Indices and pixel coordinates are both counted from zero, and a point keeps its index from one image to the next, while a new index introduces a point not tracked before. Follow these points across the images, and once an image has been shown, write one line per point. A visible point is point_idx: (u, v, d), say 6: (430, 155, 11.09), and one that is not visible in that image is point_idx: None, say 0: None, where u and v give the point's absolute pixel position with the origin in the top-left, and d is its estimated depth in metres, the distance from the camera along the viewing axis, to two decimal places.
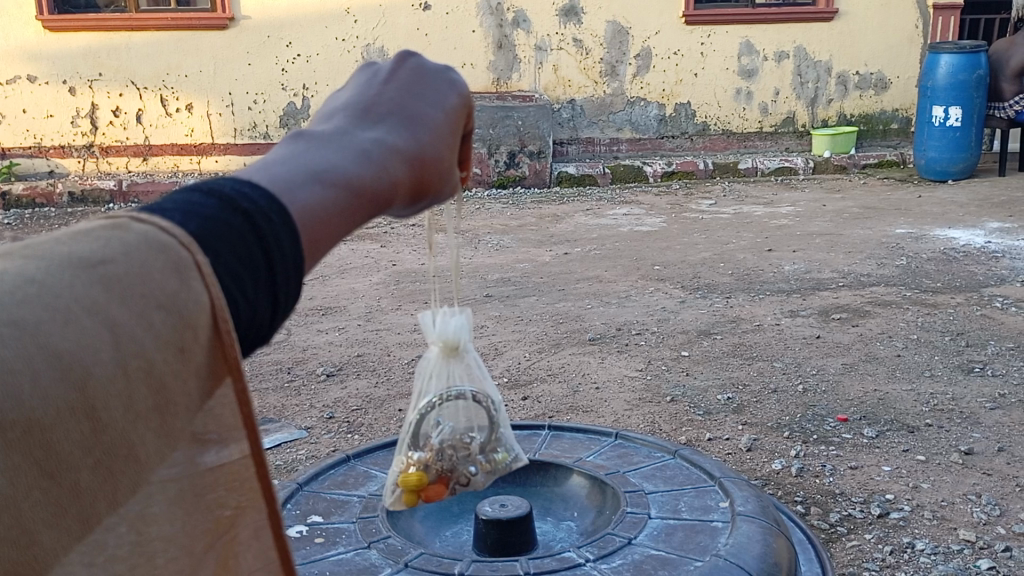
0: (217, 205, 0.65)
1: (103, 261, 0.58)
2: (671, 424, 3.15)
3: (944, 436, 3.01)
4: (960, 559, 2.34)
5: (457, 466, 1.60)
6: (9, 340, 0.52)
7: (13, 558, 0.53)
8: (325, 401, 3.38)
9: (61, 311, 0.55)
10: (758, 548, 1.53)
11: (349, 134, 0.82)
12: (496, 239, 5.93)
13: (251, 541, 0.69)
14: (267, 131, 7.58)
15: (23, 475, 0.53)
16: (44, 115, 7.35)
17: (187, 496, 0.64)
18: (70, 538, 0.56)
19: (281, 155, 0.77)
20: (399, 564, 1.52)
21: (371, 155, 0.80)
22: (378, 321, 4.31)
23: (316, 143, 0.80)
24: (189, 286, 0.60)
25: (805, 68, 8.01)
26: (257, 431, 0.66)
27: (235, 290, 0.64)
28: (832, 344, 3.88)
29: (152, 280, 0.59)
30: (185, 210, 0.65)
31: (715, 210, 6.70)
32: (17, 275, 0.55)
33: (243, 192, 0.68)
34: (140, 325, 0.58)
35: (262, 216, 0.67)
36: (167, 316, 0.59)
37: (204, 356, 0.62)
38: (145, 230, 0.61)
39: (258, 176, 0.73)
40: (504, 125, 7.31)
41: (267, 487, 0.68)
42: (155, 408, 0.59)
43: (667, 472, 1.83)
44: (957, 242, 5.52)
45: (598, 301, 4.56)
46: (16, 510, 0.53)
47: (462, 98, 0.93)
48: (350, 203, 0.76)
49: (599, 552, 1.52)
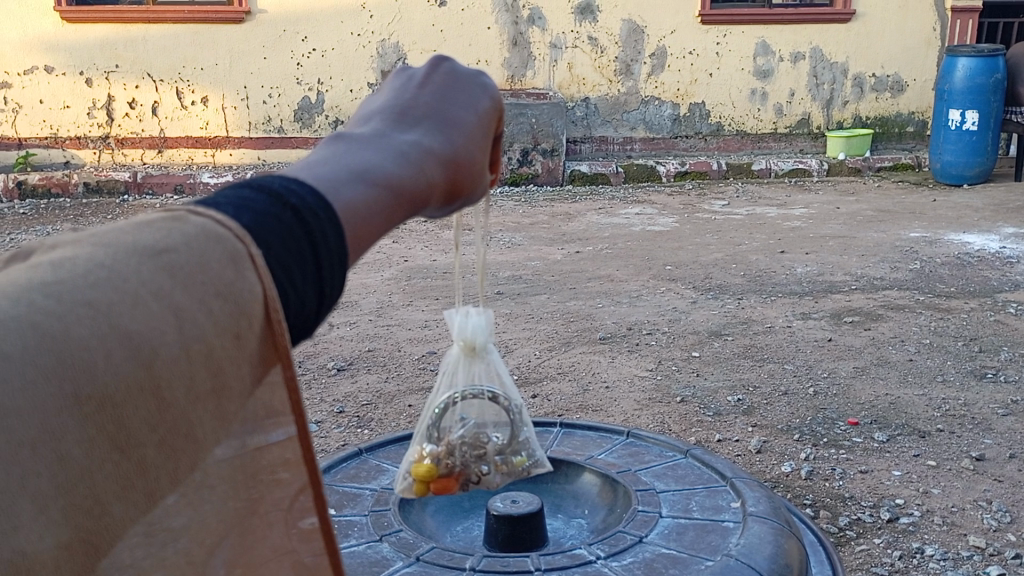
0: (268, 200, 0.67)
1: (165, 249, 0.60)
2: (681, 424, 3.14)
3: (956, 441, 3.00)
4: (970, 566, 2.33)
5: (470, 463, 1.64)
6: (85, 318, 0.54)
7: (88, 526, 0.55)
8: (335, 396, 3.40)
9: (130, 293, 0.56)
10: (769, 549, 1.53)
11: (386, 136, 0.83)
12: (508, 237, 5.93)
13: (279, 529, 0.69)
14: (281, 125, 7.60)
15: (96, 448, 0.54)
16: (61, 106, 7.40)
17: (231, 479, 0.65)
18: (136, 513, 0.57)
19: (323, 156, 0.78)
20: (411, 558, 1.52)
21: (409, 157, 0.81)
22: (389, 316, 4.33)
23: (355, 144, 0.81)
24: (243, 275, 0.61)
25: (821, 69, 7.99)
26: (304, 418, 0.67)
27: (286, 281, 0.65)
28: (844, 347, 3.86)
29: (211, 270, 0.60)
30: (238, 204, 0.66)
31: (728, 211, 6.68)
32: (88, 261, 0.57)
33: (291, 189, 0.69)
34: (201, 311, 0.59)
35: (309, 211, 0.68)
36: (225, 304, 0.60)
37: (257, 344, 0.62)
38: (204, 223, 0.62)
39: (302, 174, 0.74)
40: (518, 122, 7.32)
41: (313, 471, 0.69)
42: (213, 391, 0.60)
43: (679, 471, 1.83)
44: (972, 247, 5.49)
45: (609, 300, 4.55)
46: (92, 482, 0.54)
47: (494, 100, 0.94)
48: (391, 202, 0.77)
49: (610, 550, 1.52)
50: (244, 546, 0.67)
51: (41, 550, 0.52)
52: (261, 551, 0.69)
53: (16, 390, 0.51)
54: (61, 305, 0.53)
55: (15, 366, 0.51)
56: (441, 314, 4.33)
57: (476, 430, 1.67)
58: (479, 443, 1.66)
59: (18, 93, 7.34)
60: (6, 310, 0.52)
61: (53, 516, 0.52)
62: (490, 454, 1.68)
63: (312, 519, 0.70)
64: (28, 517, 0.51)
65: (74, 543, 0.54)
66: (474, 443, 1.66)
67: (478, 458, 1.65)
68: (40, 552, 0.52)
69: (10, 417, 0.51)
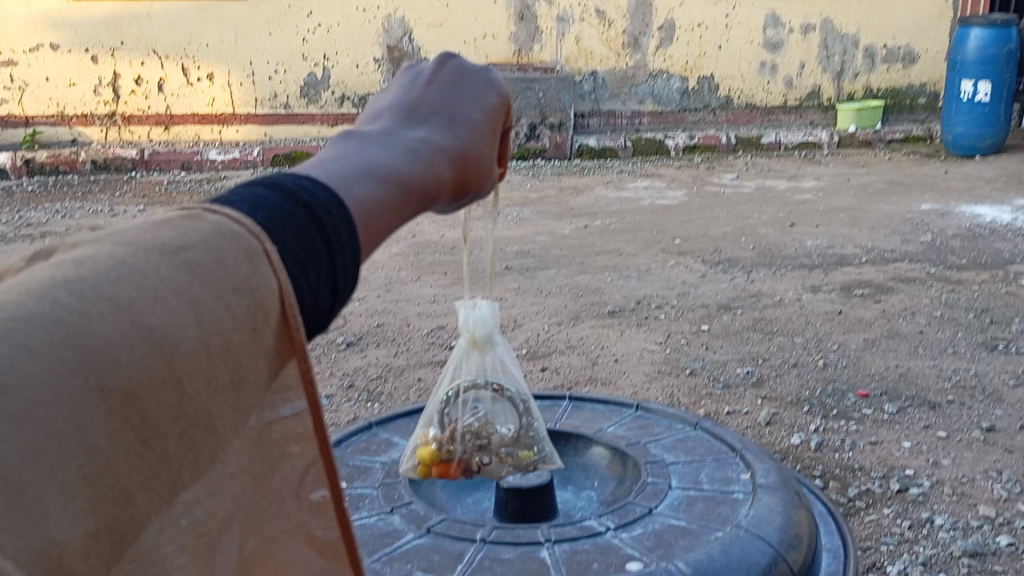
0: (281, 197, 0.67)
1: (183, 248, 0.60)
2: (690, 397, 3.14)
3: (966, 412, 2.99)
4: (980, 535, 2.33)
5: (472, 453, 1.65)
6: (107, 315, 0.53)
7: (115, 517, 0.52)
8: (345, 370, 3.41)
9: (150, 290, 0.56)
10: (779, 520, 1.53)
11: (395, 133, 0.83)
12: (516, 212, 5.90)
13: (288, 499, 0.69)
14: (288, 101, 7.57)
15: (120, 438, 0.52)
16: (67, 84, 7.39)
17: (248, 461, 0.66)
18: (159, 503, 0.55)
19: (333, 154, 0.77)
20: (422, 529, 1.53)
21: (418, 152, 0.81)
22: (398, 291, 4.33)
23: (365, 141, 0.81)
24: (259, 271, 0.62)
25: (832, 40, 7.91)
26: (319, 408, 0.67)
27: (299, 275, 0.65)
28: (854, 320, 3.85)
29: (227, 265, 0.60)
30: (251, 202, 0.66)
31: (737, 183, 6.65)
32: (108, 260, 0.57)
33: (303, 187, 0.69)
34: (218, 305, 0.59)
35: (321, 207, 0.69)
36: (242, 299, 0.60)
37: (273, 338, 0.62)
38: (219, 222, 0.63)
39: (313, 170, 0.74)
40: (525, 96, 7.31)
41: (325, 448, 0.69)
42: (232, 383, 0.59)
43: (688, 443, 1.83)
44: (983, 218, 5.45)
45: (618, 275, 4.54)
46: (117, 474, 0.52)
47: (500, 97, 0.95)
48: (401, 197, 0.77)
49: (621, 521, 1.52)
50: (249, 527, 0.68)
51: (70, 539, 0.48)
52: (270, 526, 0.69)
53: (44, 381, 0.49)
54: (84, 302, 0.53)
55: (43, 359, 0.49)
56: (449, 289, 4.34)
57: (483, 420, 1.68)
58: (483, 434, 1.66)
59: (24, 71, 7.32)
60: (31, 308, 0.51)
61: (80, 505, 0.49)
62: (494, 446, 1.67)
63: (322, 493, 0.70)
64: (55, 505, 0.48)
65: (101, 533, 0.51)
66: (477, 433, 1.66)
67: (480, 449, 1.66)
68: (70, 541, 0.48)
69: (39, 409, 0.48)
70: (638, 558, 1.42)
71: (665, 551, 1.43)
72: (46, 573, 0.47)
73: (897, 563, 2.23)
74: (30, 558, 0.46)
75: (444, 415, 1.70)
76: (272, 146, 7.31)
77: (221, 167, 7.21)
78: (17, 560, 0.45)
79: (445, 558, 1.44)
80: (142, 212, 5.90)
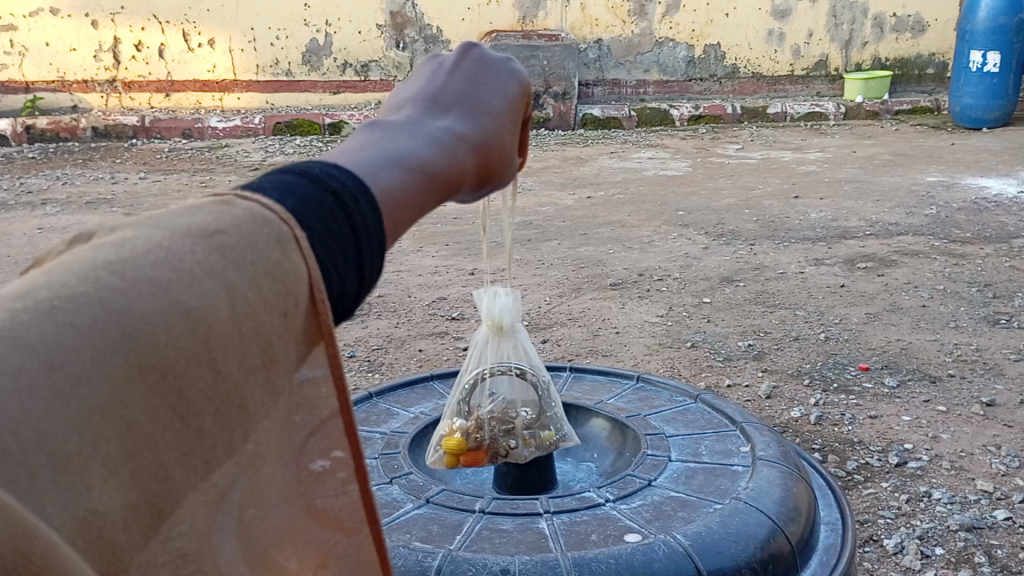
0: (309, 184, 0.65)
1: (217, 232, 0.58)
2: (691, 369, 3.15)
3: (966, 386, 2.99)
4: (977, 509, 2.34)
5: (499, 437, 1.66)
6: (147, 296, 0.53)
7: (153, 490, 0.52)
8: (346, 340, 3.41)
9: (186, 272, 0.55)
10: (779, 492, 1.49)
11: (419, 123, 0.82)
12: (519, 181, 5.87)
13: (308, 478, 0.67)
14: (289, 68, 7.53)
15: (159, 415, 0.52)
16: (68, 49, 7.31)
17: (278, 439, 0.63)
18: (196, 479, 0.55)
19: (359, 143, 0.76)
20: (421, 499, 1.50)
21: (441, 142, 0.80)
22: (400, 261, 4.32)
23: (390, 131, 0.79)
24: (289, 256, 0.60)
25: (841, 9, 7.85)
26: (347, 393, 0.66)
27: (327, 260, 0.64)
28: (856, 293, 3.84)
29: (260, 249, 0.59)
30: (281, 188, 0.64)
31: (742, 155, 6.61)
32: (148, 242, 0.56)
33: (331, 175, 0.68)
34: (251, 289, 0.58)
35: (349, 196, 0.67)
36: (273, 283, 0.59)
37: (303, 321, 0.61)
38: (250, 208, 0.61)
39: (340, 160, 0.72)
40: (529, 64, 7.30)
41: (347, 420, 0.67)
42: (264, 364, 0.59)
43: (689, 415, 1.79)
44: (989, 191, 5.41)
45: (621, 246, 4.53)
46: (156, 451, 0.52)
47: (523, 86, 0.92)
48: (426, 186, 0.75)
49: (620, 493, 1.49)
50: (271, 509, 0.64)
51: (111, 510, 0.50)
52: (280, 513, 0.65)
53: (86, 359, 0.49)
54: (124, 283, 0.52)
55: (87, 338, 0.49)
56: (451, 260, 4.33)
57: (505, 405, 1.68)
58: (508, 418, 1.66)
59: (23, 36, 7.24)
60: (76, 288, 0.51)
61: (121, 478, 0.50)
62: (518, 429, 1.67)
63: (323, 462, 0.67)
64: (98, 479, 0.49)
65: (140, 505, 0.52)
66: (503, 417, 1.67)
67: (506, 432, 1.66)
68: (111, 512, 0.50)
69: (83, 384, 0.49)
70: (636, 530, 1.39)
71: (663, 523, 1.41)
72: (87, 543, 0.49)
73: (893, 536, 2.24)
74: (73, 527, 0.48)
75: (466, 403, 1.69)
76: (274, 114, 7.26)
77: (222, 134, 7.17)
78: (59, 529, 0.47)
79: (443, 529, 1.42)
80: (143, 180, 5.89)
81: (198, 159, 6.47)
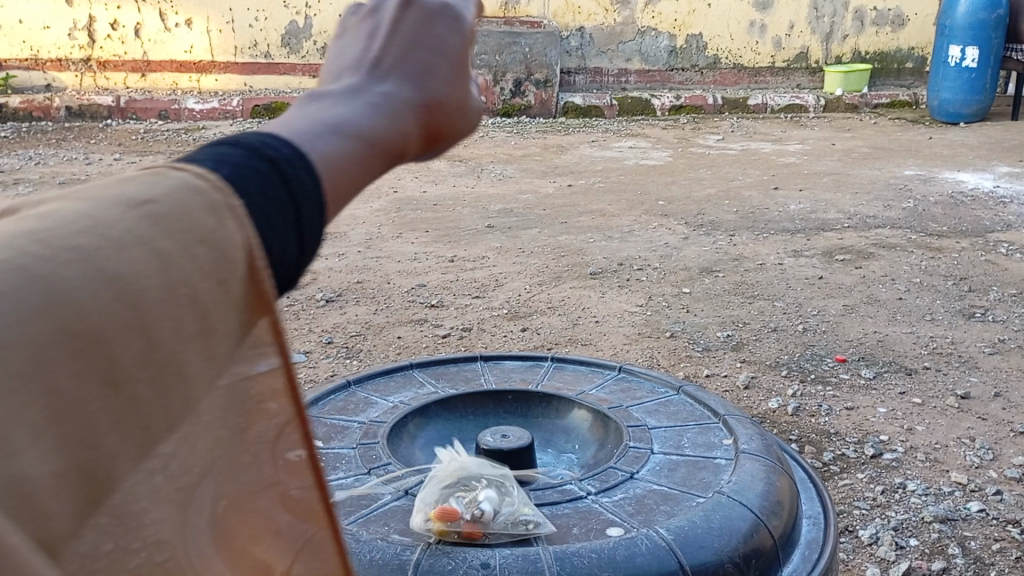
0: (243, 150, 0.58)
1: (147, 198, 0.50)
2: (670, 359, 3.15)
3: (941, 379, 3.02)
4: (951, 501, 2.35)
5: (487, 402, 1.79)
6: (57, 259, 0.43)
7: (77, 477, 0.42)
8: (324, 326, 3.36)
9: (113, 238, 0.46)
10: (761, 486, 1.46)
11: (357, 86, 0.73)
12: (499, 169, 5.85)
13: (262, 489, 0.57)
14: (268, 50, 7.45)
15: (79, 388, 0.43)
16: (42, 27, 7.16)
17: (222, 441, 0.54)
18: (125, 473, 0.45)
19: (292, 113, 0.69)
20: (399, 491, 1.42)
21: (381, 105, 0.72)
22: (379, 247, 4.29)
23: (326, 98, 0.71)
24: (226, 223, 0.52)
25: (822, 1, 7.91)
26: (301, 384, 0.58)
27: (267, 229, 0.56)
28: (834, 285, 3.86)
29: (193, 217, 0.50)
30: (215, 157, 0.57)
31: (722, 145, 6.62)
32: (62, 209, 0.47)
33: (264, 142, 0.61)
34: (186, 256, 0.49)
35: (286, 161, 0.60)
36: (210, 250, 0.50)
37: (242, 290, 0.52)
38: (184, 178, 0.53)
39: (272, 129, 0.65)
40: (511, 51, 7.23)
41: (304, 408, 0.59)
42: (201, 332, 0.50)
43: (671, 407, 1.77)
44: (965, 185, 5.46)
45: (600, 235, 4.52)
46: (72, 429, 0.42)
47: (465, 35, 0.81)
48: (366, 154, 0.68)
49: (601, 485, 1.45)
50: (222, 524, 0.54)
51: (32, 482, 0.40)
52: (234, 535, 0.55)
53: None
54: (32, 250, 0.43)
55: None
56: (431, 247, 4.30)
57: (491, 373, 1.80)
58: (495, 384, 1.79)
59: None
60: None
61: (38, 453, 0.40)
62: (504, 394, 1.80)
63: (299, 452, 0.60)
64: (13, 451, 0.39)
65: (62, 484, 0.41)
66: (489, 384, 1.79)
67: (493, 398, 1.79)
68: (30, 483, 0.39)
69: None
70: (619, 523, 1.34)
71: (646, 517, 1.36)
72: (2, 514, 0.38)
73: (868, 527, 2.26)
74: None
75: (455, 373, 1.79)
76: (252, 97, 7.18)
77: (199, 116, 7.06)
78: None
79: None
80: (118, 161, 5.80)
81: (175, 141, 6.38)
